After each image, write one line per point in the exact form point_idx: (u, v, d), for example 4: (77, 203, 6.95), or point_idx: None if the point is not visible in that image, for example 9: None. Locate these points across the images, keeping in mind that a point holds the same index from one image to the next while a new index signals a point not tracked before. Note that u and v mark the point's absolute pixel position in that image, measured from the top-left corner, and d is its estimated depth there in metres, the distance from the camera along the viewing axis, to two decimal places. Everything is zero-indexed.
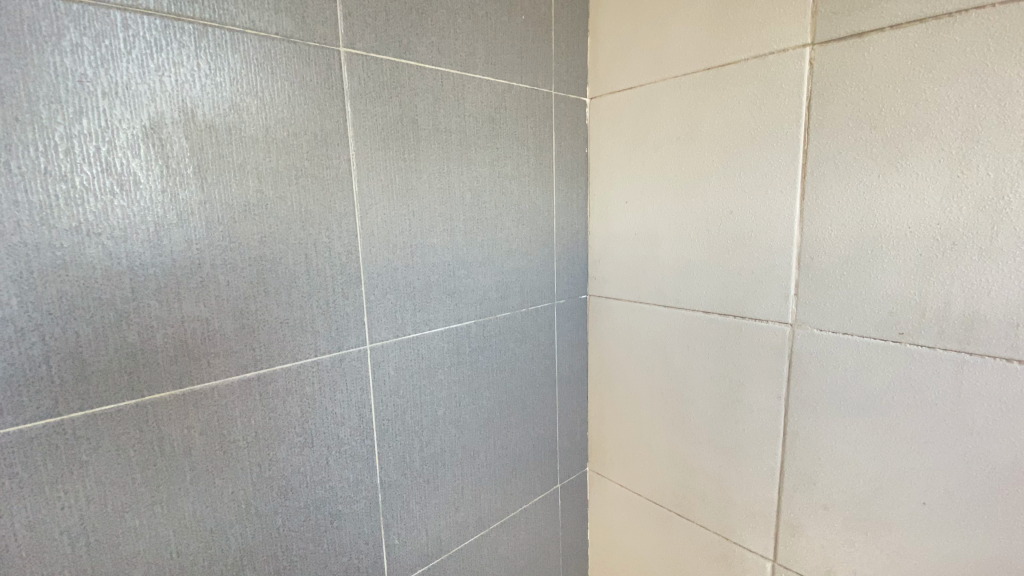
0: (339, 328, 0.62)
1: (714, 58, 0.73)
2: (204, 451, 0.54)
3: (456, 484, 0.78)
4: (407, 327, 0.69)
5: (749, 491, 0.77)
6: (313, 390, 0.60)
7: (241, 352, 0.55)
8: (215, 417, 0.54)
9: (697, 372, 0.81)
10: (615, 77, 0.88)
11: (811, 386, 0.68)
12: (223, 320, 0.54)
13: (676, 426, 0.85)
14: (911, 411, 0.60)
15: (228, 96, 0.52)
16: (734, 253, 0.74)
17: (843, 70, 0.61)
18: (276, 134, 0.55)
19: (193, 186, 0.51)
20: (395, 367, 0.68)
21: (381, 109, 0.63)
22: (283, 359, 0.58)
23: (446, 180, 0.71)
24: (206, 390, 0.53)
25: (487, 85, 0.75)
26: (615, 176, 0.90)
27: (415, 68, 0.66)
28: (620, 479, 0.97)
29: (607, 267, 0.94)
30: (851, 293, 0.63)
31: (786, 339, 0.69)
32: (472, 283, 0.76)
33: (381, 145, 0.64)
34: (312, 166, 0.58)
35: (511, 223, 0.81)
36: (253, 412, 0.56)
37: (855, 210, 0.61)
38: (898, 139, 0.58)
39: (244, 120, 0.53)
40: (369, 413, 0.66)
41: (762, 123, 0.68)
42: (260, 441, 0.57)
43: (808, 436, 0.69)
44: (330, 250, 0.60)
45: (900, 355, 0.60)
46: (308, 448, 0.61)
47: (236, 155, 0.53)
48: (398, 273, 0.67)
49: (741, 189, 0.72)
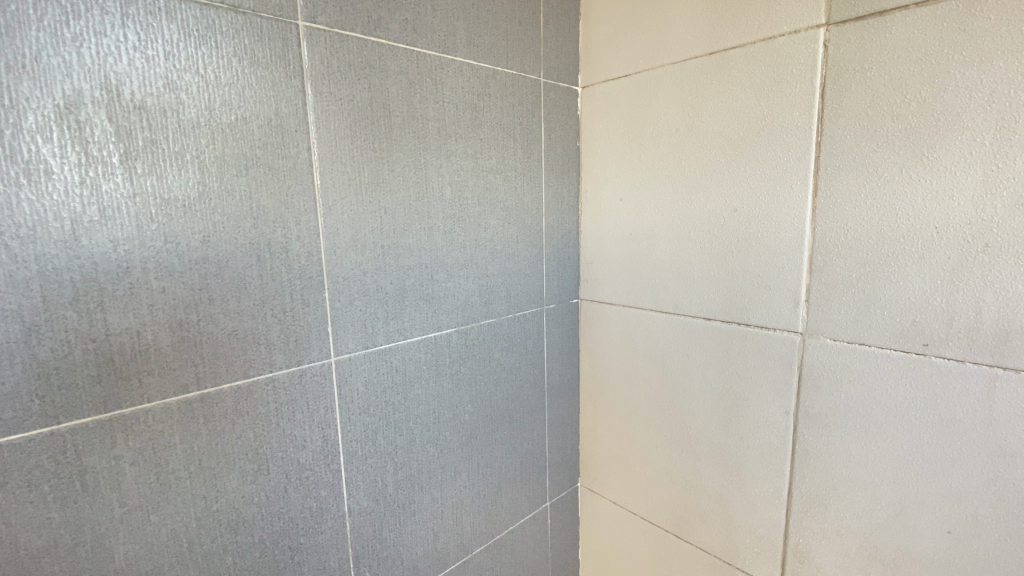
0: (299, 340, 0.55)
1: (717, 42, 0.66)
2: (137, 485, 0.46)
3: (436, 508, 0.71)
4: (379, 337, 0.62)
5: (754, 514, 0.71)
6: (268, 411, 0.53)
7: (182, 369, 0.48)
8: (149, 444, 0.47)
9: (697, 383, 0.75)
10: (609, 64, 0.81)
11: (823, 400, 0.62)
12: (158, 333, 0.46)
13: (674, 441, 0.79)
14: (934, 431, 0.54)
15: (162, 73, 0.45)
16: (739, 255, 0.67)
17: (861, 53, 0.54)
18: (221, 119, 0.48)
19: (120, 177, 0.43)
20: (365, 383, 0.61)
21: (347, 92, 0.56)
22: (232, 376, 0.50)
23: (423, 173, 0.64)
24: (138, 413, 0.46)
25: (468, 69, 0.68)
26: (609, 171, 0.84)
27: (386, 47, 0.59)
28: (614, 495, 0.91)
29: (600, 269, 0.88)
30: (869, 300, 0.57)
31: (796, 350, 0.63)
32: (452, 288, 0.69)
33: (348, 132, 0.57)
34: (266, 156, 0.51)
35: (496, 221, 0.75)
36: (197, 438, 0.49)
37: (874, 208, 0.56)
38: (923, 129, 0.52)
39: (183, 101, 0.46)
40: (336, 434, 0.59)
41: (770, 112, 0.62)
42: (205, 471, 0.50)
43: (819, 456, 0.63)
44: (287, 252, 0.53)
45: (925, 370, 0.54)
46: (263, 476, 0.54)
47: (173, 141, 0.46)
48: (368, 276, 0.60)
49: (747, 184, 0.65)
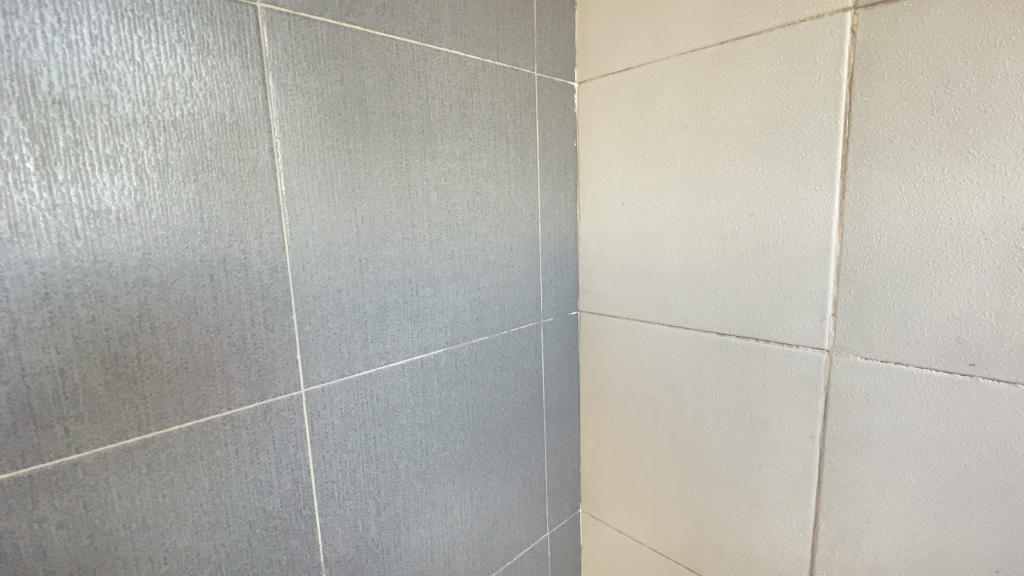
0: (263, 372, 0.47)
1: (729, 29, 0.60)
2: (67, 551, 0.39)
3: (426, 549, 0.64)
4: (357, 363, 0.55)
5: (775, 548, 0.65)
6: (227, 454, 0.46)
7: (118, 412, 0.40)
8: (81, 502, 0.39)
9: (709, 404, 0.69)
10: (609, 57, 0.75)
11: (854, 425, 0.56)
12: (88, 371, 0.39)
13: (685, 467, 0.73)
14: (982, 461, 0.48)
15: (87, 60, 0.37)
16: (756, 264, 0.61)
17: (895, 38, 0.49)
18: (164, 115, 0.41)
19: (36, 185, 0.36)
20: (341, 416, 0.54)
21: (316, 85, 0.49)
22: (181, 418, 0.43)
23: (405, 176, 0.57)
24: (64, 467, 0.38)
25: (455, 60, 0.62)
26: (610, 173, 0.77)
27: (361, 35, 0.52)
28: (618, 521, 0.85)
29: (601, 278, 0.81)
30: (905, 314, 0.51)
31: (822, 369, 0.57)
32: (439, 304, 0.63)
33: (319, 131, 0.50)
34: (219, 159, 0.44)
35: (488, 230, 0.68)
36: (140, 491, 0.42)
37: (912, 212, 0.50)
38: (966, 123, 0.46)
39: (115, 94, 0.38)
40: (308, 476, 0.51)
41: (790, 106, 0.56)
42: (152, 528, 0.42)
43: (849, 486, 0.57)
44: (247, 270, 0.46)
45: (972, 394, 0.48)
46: (222, 530, 0.46)
47: (103, 143, 0.38)
48: (343, 294, 0.53)
49: (764, 186, 0.59)
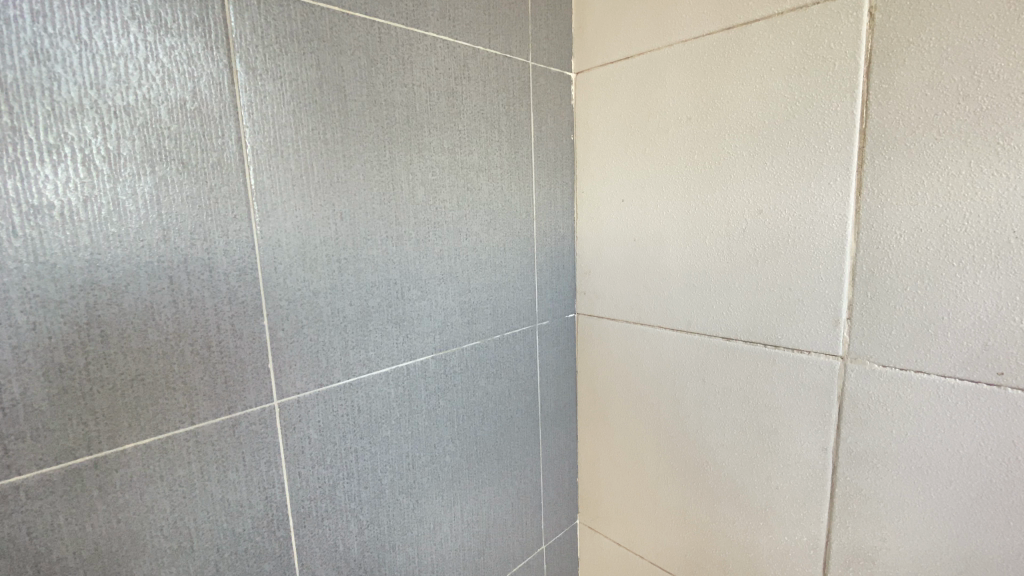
0: (231, 383, 0.44)
1: (736, 14, 0.56)
2: None
3: (413, 567, 0.61)
4: (337, 371, 0.51)
5: (783, 566, 0.61)
6: (190, 473, 0.42)
7: (65, 429, 0.36)
8: (23, 530, 0.35)
9: (714, 412, 0.65)
10: (608, 46, 0.71)
11: (870, 437, 0.52)
12: (30, 385, 0.35)
13: (688, 477, 0.69)
14: (1010, 479, 0.45)
15: (28, 38, 0.33)
16: (765, 264, 0.58)
17: (917, 20, 0.45)
18: (115, 101, 0.37)
19: None
20: (319, 429, 0.50)
21: (289, 69, 0.45)
22: (138, 435, 0.39)
23: (389, 171, 0.54)
24: (3, 491, 0.34)
25: (443, 46, 0.58)
26: (609, 168, 0.74)
27: (340, 16, 0.48)
28: (618, 533, 0.81)
29: (599, 279, 0.78)
30: (926, 318, 0.47)
31: (836, 377, 0.54)
32: (427, 307, 0.59)
33: (293, 120, 0.46)
34: (179, 150, 0.40)
35: (480, 228, 0.64)
36: (91, 516, 0.38)
37: (935, 208, 0.46)
38: (995, 111, 0.42)
39: (58, 76, 0.34)
40: (282, 495, 0.48)
41: (802, 95, 0.52)
42: (104, 556, 0.38)
43: (864, 502, 0.54)
44: (212, 272, 0.42)
45: (999, 405, 0.45)
46: (185, 556, 0.42)
47: (44, 130, 0.34)
48: (320, 297, 0.49)
49: (773, 180, 0.56)
